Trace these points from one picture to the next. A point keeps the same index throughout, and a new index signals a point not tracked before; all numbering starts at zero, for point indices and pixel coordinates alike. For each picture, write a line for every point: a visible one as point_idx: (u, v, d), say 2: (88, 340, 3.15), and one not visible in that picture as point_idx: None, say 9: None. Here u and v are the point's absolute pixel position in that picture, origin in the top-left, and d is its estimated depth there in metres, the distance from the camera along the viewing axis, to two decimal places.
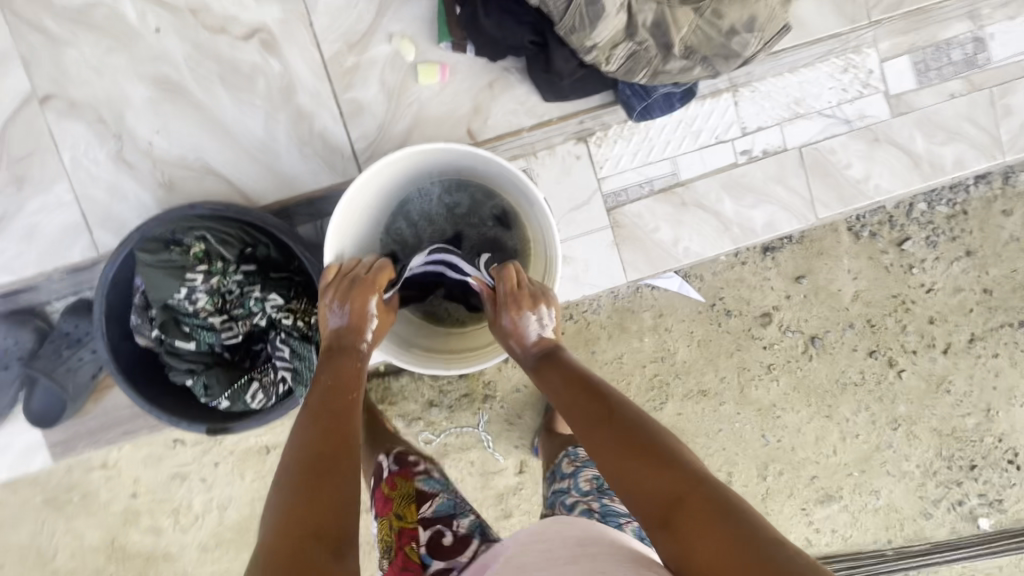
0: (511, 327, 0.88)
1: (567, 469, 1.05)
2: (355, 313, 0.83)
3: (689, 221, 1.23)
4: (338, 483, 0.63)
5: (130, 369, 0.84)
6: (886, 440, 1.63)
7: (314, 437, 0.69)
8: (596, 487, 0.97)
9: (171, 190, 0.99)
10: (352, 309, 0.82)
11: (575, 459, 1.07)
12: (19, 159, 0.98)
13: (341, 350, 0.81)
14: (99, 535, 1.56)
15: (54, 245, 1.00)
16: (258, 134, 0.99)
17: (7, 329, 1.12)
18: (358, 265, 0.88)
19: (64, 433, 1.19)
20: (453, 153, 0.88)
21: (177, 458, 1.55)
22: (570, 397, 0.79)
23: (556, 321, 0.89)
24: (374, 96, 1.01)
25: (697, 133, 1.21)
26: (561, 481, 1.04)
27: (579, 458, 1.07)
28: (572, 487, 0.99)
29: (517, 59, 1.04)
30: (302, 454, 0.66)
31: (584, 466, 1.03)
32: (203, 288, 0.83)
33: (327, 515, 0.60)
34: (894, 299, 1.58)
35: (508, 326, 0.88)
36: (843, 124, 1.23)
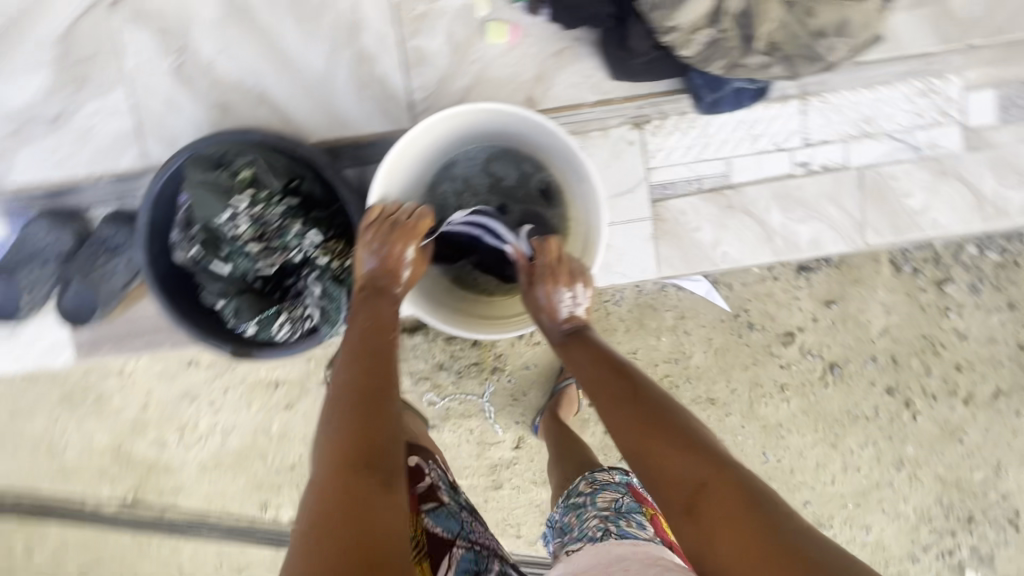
0: (545, 299, 0.88)
1: (585, 490, 1.01)
2: (395, 256, 0.83)
3: (733, 226, 1.20)
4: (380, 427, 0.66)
5: (164, 283, 0.85)
6: (888, 478, 1.61)
7: (356, 377, 0.71)
8: (615, 506, 0.94)
9: (225, 113, 0.99)
10: (392, 252, 0.83)
11: (594, 481, 1.01)
12: (83, 60, 0.99)
13: (376, 291, 0.82)
14: (107, 438, 1.62)
15: (107, 150, 1.02)
16: (317, 69, 0.98)
17: (48, 227, 1.13)
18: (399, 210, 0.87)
19: (91, 335, 1.23)
20: (511, 115, 0.87)
21: (190, 378, 1.59)
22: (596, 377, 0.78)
23: (590, 300, 0.88)
24: (439, 48, 0.99)
25: (758, 136, 1.17)
26: (576, 498, 1.01)
27: (598, 481, 1.02)
28: (589, 506, 0.97)
29: (590, 30, 1.00)
30: (346, 391, 0.70)
31: (601, 486, 1.00)
32: (247, 214, 0.84)
33: (371, 457, 0.63)
34: (924, 340, 1.54)
35: (543, 299, 0.88)
36: (911, 151, 1.18)
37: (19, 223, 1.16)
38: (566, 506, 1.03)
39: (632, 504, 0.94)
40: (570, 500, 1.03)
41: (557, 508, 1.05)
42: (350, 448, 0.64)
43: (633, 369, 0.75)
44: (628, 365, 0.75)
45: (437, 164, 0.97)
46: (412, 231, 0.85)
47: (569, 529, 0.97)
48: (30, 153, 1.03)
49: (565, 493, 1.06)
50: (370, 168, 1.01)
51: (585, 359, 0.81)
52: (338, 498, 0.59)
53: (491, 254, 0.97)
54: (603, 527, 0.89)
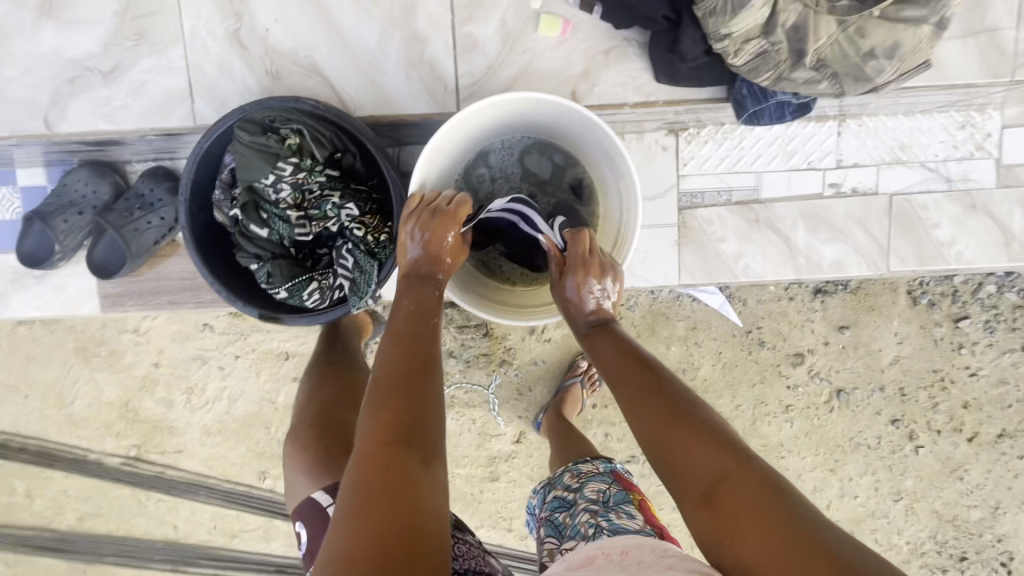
0: (575, 292, 0.89)
1: (571, 483, 1.02)
2: (437, 244, 0.84)
3: (757, 241, 1.21)
4: (420, 406, 0.68)
5: (202, 240, 0.88)
6: (884, 508, 1.61)
7: (397, 358, 0.73)
8: (603, 499, 0.93)
9: (276, 81, 1.01)
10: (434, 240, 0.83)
11: (580, 473, 1.04)
12: (142, 16, 1.01)
13: (420, 279, 0.83)
14: (117, 393, 1.64)
15: (156, 107, 1.03)
16: (370, 46, 1.00)
17: (88, 177, 1.18)
18: (439, 197, 0.88)
19: (117, 288, 1.25)
20: (557, 107, 0.88)
21: (202, 341, 1.61)
22: (623, 374, 0.80)
23: (619, 295, 0.90)
24: (491, 36, 1.00)
25: (791, 154, 1.18)
26: (565, 491, 1.01)
27: (583, 472, 1.04)
28: (577, 499, 0.96)
29: (642, 32, 1.00)
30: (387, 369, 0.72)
31: (591, 479, 1.00)
32: (289, 180, 0.85)
33: (411, 434, 0.66)
34: (934, 374, 1.54)
35: (573, 292, 0.89)
36: (943, 182, 1.18)
37: (59, 172, 1.22)
38: (553, 502, 1.00)
39: (620, 496, 0.92)
40: (556, 495, 1.01)
41: (540, 494, 1.08)
42: (391, 426, 0.66)
43: (659, 369, 0.77)
44: (655, 366, 0.78)
45: (474, 150, 0.98)
46: (453, 219, 0.85)
47: (559, 527, 0.93)
48: (78, 103, 1.04)
49: (549, 478, 1.09)
50: (406, 148, 1.05)
51: (611, 353, 0.83)
52: (381, 474, 0.62)
53: (523, 240, 0.97)
54: (593, 524, 0.87)
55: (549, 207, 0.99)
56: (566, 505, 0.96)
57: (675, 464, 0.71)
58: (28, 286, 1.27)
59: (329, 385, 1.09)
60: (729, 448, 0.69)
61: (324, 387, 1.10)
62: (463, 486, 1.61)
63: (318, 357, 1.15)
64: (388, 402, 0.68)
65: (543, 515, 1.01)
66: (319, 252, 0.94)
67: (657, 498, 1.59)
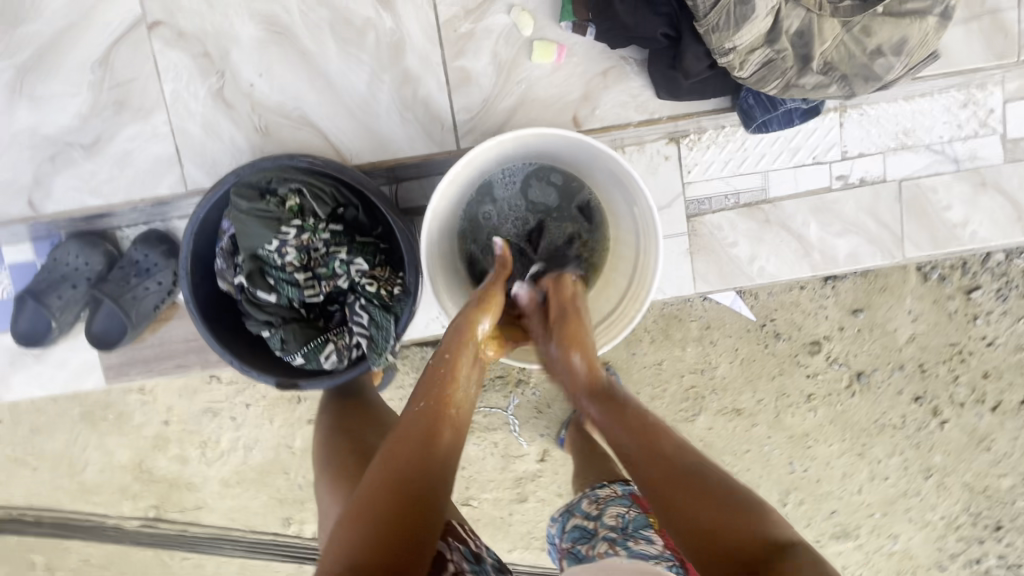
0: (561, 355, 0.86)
1: (590, 510, 0.98)
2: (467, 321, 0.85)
3: (770, 241, 1.19)
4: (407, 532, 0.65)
5: (210, 313, 0.85)
6: (916, 487, 1.60)
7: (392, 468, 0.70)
8: (622, 525, 0.91)
9: (266, 136, 0.98)
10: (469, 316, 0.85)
11: (598, 499, 1.00)
12: (121, 83, 0.97)
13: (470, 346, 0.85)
14: (128, 456, 1.59)
15: (144, 176, 0.99)
16: (360, 91, 0.97)
17: (78, 250, 1.14)
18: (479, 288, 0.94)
19: (120, 358, 1.21)
20: (563, 139, 0.85)
21: (211, 394, 1.55)
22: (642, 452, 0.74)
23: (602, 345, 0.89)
24: (484, 68, 0.97)
25: (795, 150, 1.16)
26: (582, 517, 0.98)
27: (602, 497, 1.01)
28: (596, 526, 0.94)
29: (639, 50, 0.97)
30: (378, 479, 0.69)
31: (609, 504, 0.98)
32: (294, 243, 0.83)
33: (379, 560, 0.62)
34: (952, 348, 1.51)
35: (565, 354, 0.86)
36: (951, 162, 1.16)
37: (47, 246, 1.18)
38: (573, 532, 0.97)
39: (639, 521, 0.92)
40: (574, 523, 0.98)
41: (556, 522, 1.03)
42: (412, 493, 0.68)
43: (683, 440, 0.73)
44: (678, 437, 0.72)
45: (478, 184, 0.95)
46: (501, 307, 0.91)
47: (579, 559, 0.91)
48: (63, 180, 1.00)
49: (566, 505, 1.05)
50: (403, 185, 1.02)
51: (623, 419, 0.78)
52: None
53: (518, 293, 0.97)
54: (611, 551, 0.86)
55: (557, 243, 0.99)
56: (586, 535, 0.93)
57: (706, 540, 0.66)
58: (28, 365, 1.23)
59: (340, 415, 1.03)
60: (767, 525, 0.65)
61: (341, 421, 1.02)
62: (492, 511, 1.58)
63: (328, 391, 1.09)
64: (413, 471, 0.69)
65: (561, 546, 0.98)
66: (330, 309, 0.91)
67: None
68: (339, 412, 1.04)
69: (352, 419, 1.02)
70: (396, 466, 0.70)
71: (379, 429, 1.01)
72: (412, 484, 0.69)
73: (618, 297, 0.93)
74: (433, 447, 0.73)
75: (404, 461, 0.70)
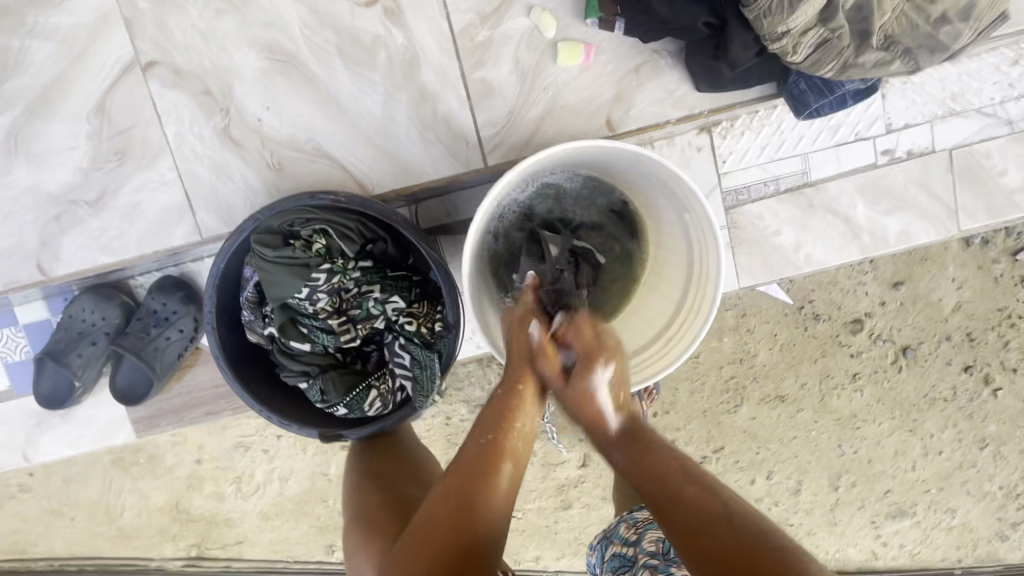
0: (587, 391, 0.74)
1: (628, 536, 0.92)
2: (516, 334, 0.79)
3: (816, 226, 1.12)
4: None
5: (243, 370, 0.80)
6: (972, 459, 1.49)
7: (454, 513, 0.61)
8: (661, 549, 0.83)
9: (280, 172, 0.92)
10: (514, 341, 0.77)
11: (635, 522, 0.94)
12: (121, 131, 0.91)
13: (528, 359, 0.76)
14: (164, 498, 1.53)
15: (156, 227, 0.94)
16: (376, 116, 0.91)
17: (93, 304, 1.09)
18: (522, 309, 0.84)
19: (148, 410, 1.17)
20: (601, 148, 0.78)
21: (241, 428, 1.48)
22: (658, 499, 0.65)
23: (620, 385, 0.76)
24: (507, 77, 0.90)
25: (836, 127, 1.08)
26: (623, 545, 0.92)
27: (640, 521, 0.94)
28: (636, 554, 0.87)
29: (673, 40, 0.91)
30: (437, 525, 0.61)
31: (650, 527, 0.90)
32: (325, 288, 0.78)
33: None
34: (999, 313, 1.40)
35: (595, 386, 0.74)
36: (1004, 125, 1.09)
37: (61, 302, 1.13)
38: (613, 561, 0.91)
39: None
40: (614, 552, 0.93)
41: (597, 550, 0.98)
42: (469, 536, 0.60)
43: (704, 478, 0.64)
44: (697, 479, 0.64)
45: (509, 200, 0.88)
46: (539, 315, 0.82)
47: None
48: (71, 240, 0.95)
49: (605, 531, 1.00)
50: (423, 205, 0.99)
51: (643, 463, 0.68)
52: None
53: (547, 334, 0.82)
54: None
55: (582, 253, 0.93)
56: (626, 564, 0.87)
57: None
58: (54, 426, 1.19)
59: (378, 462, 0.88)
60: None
61: (369, 471, 0.87)
62: (537, 520, 1.51)
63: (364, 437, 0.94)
64: (469, 512, 0.61)
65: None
66: (368, 349, 0.87)
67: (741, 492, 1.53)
68: (368, 456, 0.90)
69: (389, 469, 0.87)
70: (451, 504, 0.62)
71: (413, 477, 0.86)
72: (467, 527, 0.60)
73: (673, 309, 0.86)
74: (492, 485, 0.64)
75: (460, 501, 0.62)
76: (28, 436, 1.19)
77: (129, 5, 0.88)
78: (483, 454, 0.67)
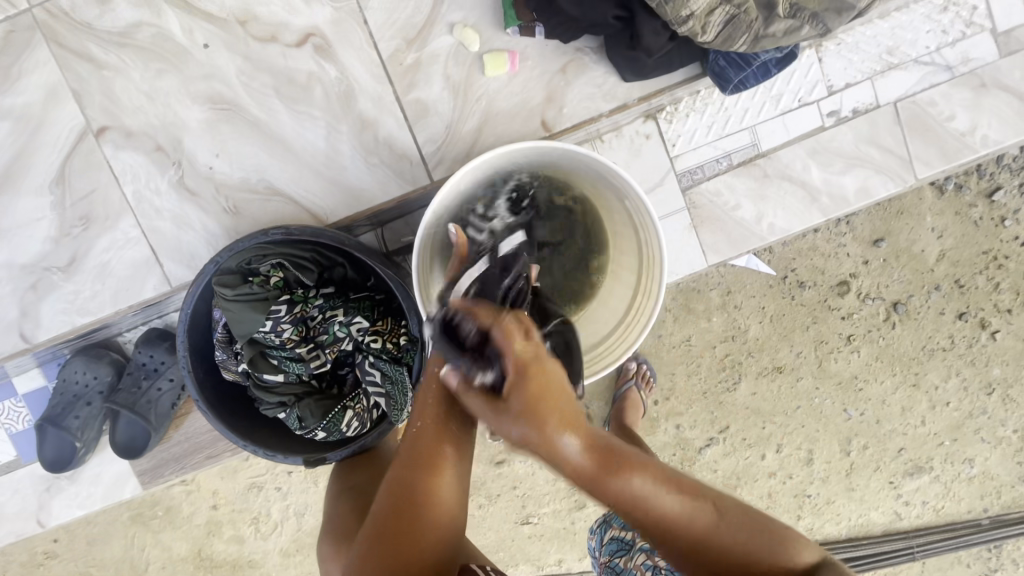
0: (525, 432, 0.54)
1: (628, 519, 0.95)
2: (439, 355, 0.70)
3: (774, 195, 1.13)
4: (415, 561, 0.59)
5: (223, 406, 0.84)
6: (980, 406, 1.45)
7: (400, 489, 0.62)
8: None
9: (237, 215, 0.96)
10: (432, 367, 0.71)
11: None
12: (83, 196, 0.95)
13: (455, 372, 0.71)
14: (187, 547, 1.46)
15: (127, 283, 0.97)
16: (321, 149, 0.95)
17: (84, 366, 1.13)
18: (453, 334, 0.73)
19: (151, 461, 1.19)
20: (532, 149, 0.81)
21: (253, 468, 1.42)
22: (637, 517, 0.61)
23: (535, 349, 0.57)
24: (439, 94, 0.94)
25: (779, 96, 1.10)
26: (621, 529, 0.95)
27: None
28: (635, 537, 0.90)
29: (593, 37, 0.95)
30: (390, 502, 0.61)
31: None
32: (289, 318, 0.81)
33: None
34: (984, 257, 1.38)
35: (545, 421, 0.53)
36: (944, 70, 1.10)
37: (54, 367, 1.17)
38: (611, 544, 0.94)
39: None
40: (613, 535, 0.95)
41: (597, 534, 1.01)
42: (413, 524, 0.60)
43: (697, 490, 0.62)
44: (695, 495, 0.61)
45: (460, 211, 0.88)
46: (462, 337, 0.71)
47: (618, 573, 0.89)
48: (49, 306, 0.99)
49: (605, 516, 1.02)
50: (388, 227, 1.01)
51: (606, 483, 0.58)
52: None
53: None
54: (650, 564, 0.83)
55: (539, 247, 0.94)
56: (625, 547, 0.90)
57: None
58: (64, 488, 1.22)
59: (360, 475, 0.90)
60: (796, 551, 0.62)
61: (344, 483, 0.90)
62: (554, 524, 1.47)
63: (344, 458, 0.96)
64: (413, 508, 0.60)
65: (602, 559, 0.95)
66: (342, 372, 0.90)
67: (752, 469, 1.49)
68: (350, 472, 0.92)
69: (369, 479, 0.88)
70: (390, 503, 0.61)
71: None
72: (413, 526, 0.60)
73: (630, 295, 0.88)
74: (432, 475, 0.62)
75: (402, 497, 0.61)
76: (39, 501, 1.23)
77: (74, 78, 0.93)
78: (418, 445, 0.64)
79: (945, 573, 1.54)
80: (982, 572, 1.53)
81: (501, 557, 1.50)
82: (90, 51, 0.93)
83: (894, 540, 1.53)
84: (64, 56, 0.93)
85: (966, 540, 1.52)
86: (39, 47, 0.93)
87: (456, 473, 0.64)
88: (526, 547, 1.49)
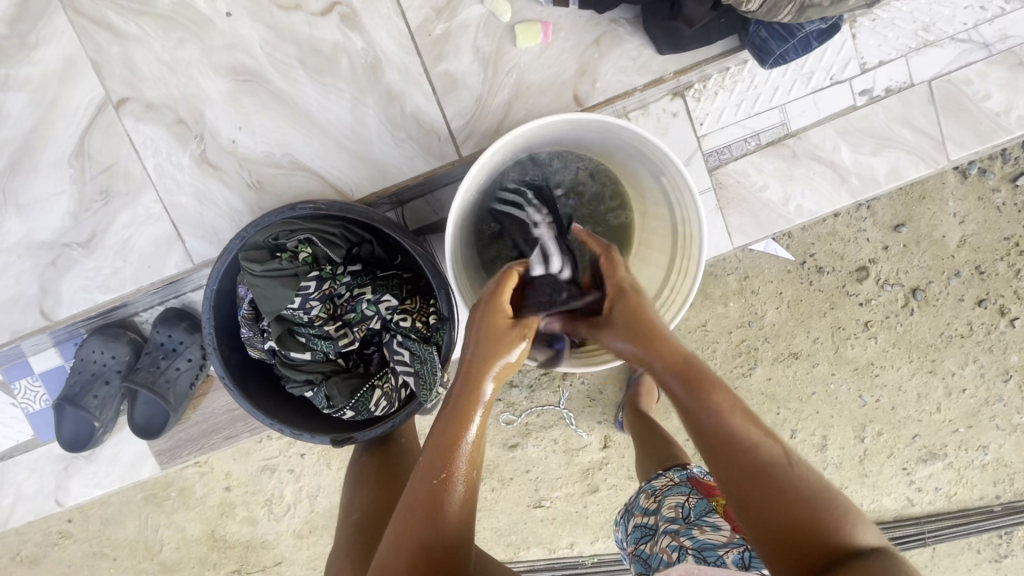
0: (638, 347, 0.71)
1: (648, 505, 0.94)
2: (484, 345, 0.70)
3: (801, 175, 1.11)
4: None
5: (250, 384, 0.83)
6: (997, 393, 1.44)
7: (411, 531, 0.62)
8: (682, 514, 0.85)
9: (261, 190, 0.94)
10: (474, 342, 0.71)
11: (654, 492, 0.95)
12: (102, 169, 0.93)
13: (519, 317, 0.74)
14: (199, 528, 1.45)
15: (148, 259, 0.96)
16: (346, 123, 0.93)
17: (102, 345, 1.11)
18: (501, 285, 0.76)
19: (169, 441, 1.19)
20: (567, 123, 0.79)
21: (266, 450, 1.41)
22: (716, 436, 0.65)
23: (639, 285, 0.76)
24: (468, 66, 0.92)
25: (810, 74, 1.07)
26: (644, 516, 0.93)
27: (659, 489, 0.96)
28: (658, 521, 0.89)
29: (628, 8, 0.93)
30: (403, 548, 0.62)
31: (668, 494, 0.92)
32: (317, 295, 0.81)
33: None
34: (1006, 243, 1.36)
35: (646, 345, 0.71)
36: (981, 49, 1.07)
37: (72, 346, 1.16)
38: (635, 532, 0.92)
39: (701, 506, 0.84)
40: (636, 523, 0.94)
41: (621, 525, 0.99)
42: (441, 567, 0.61)
43: (772, 426, 0.65)
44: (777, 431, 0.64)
45: (485, 203, 0.91)
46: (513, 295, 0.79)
47: (645, 560, 0.86)
48: (68, 283, 0.97)
49: (626, 505, 1.01)
50: (409, 206, 1.00)
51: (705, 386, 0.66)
52: None
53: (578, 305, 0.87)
54: (676, 545, 0.80)
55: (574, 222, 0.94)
56: (649, 532, 0.89)
57: (792, 549, 0.60)
58: (82, 468, 1.22)
59: (369, 485, 0.97)
60: (854, 529, 0.59)
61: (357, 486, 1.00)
62: (566, 508, 1.47)
63: (359, 452, 1.03)
64: (432, 552, 0.61)
65: (628, 549, 0.93)
66: (369, 352, 0.90)
67: None
68: (359, 482, 0.99)
69: (377, 490, 0.96)
70: (411, 558, 0.61)
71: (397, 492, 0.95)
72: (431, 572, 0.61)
73: (663, 275, 0.87)
74: (444, 521, 0.63)
75: (414, 543, 0.62)
76: (57, 480, 1.23)
77: (93, 47, 0.91)
78: (432, 491, 0.64)
79: (954, 559, 1.55)
80: (990, 558, 1.54)
81: (513, 540, 1.49)
82: (108, 18, 0.90)
83: (905, 526, 1.53)
84: (82, 24, 0.90)
85: (976, 526, 1.52)
86: (55, 15, 0.90)
87: (460, 509, 0.64)
88: (538, 530, 1.48)
